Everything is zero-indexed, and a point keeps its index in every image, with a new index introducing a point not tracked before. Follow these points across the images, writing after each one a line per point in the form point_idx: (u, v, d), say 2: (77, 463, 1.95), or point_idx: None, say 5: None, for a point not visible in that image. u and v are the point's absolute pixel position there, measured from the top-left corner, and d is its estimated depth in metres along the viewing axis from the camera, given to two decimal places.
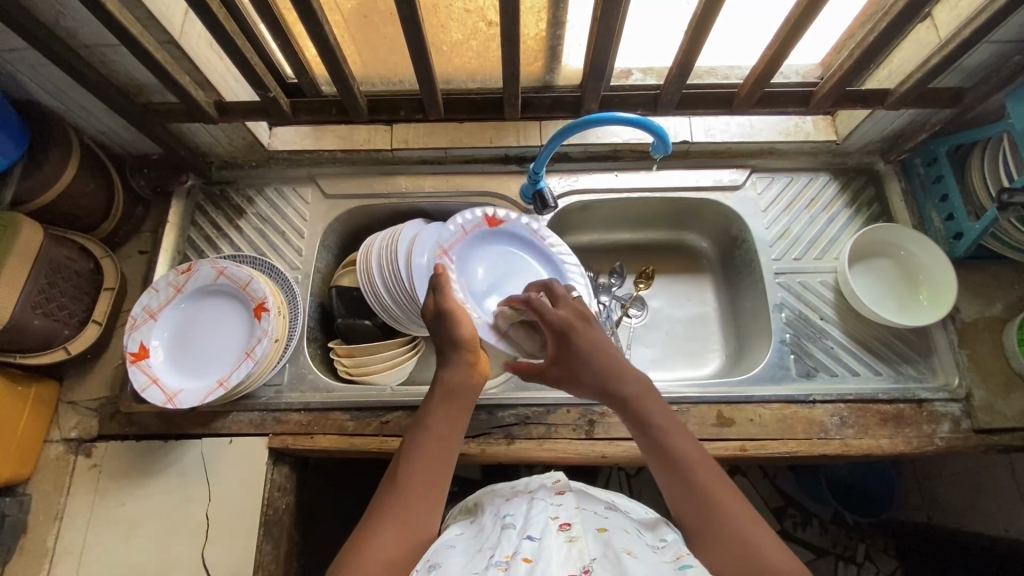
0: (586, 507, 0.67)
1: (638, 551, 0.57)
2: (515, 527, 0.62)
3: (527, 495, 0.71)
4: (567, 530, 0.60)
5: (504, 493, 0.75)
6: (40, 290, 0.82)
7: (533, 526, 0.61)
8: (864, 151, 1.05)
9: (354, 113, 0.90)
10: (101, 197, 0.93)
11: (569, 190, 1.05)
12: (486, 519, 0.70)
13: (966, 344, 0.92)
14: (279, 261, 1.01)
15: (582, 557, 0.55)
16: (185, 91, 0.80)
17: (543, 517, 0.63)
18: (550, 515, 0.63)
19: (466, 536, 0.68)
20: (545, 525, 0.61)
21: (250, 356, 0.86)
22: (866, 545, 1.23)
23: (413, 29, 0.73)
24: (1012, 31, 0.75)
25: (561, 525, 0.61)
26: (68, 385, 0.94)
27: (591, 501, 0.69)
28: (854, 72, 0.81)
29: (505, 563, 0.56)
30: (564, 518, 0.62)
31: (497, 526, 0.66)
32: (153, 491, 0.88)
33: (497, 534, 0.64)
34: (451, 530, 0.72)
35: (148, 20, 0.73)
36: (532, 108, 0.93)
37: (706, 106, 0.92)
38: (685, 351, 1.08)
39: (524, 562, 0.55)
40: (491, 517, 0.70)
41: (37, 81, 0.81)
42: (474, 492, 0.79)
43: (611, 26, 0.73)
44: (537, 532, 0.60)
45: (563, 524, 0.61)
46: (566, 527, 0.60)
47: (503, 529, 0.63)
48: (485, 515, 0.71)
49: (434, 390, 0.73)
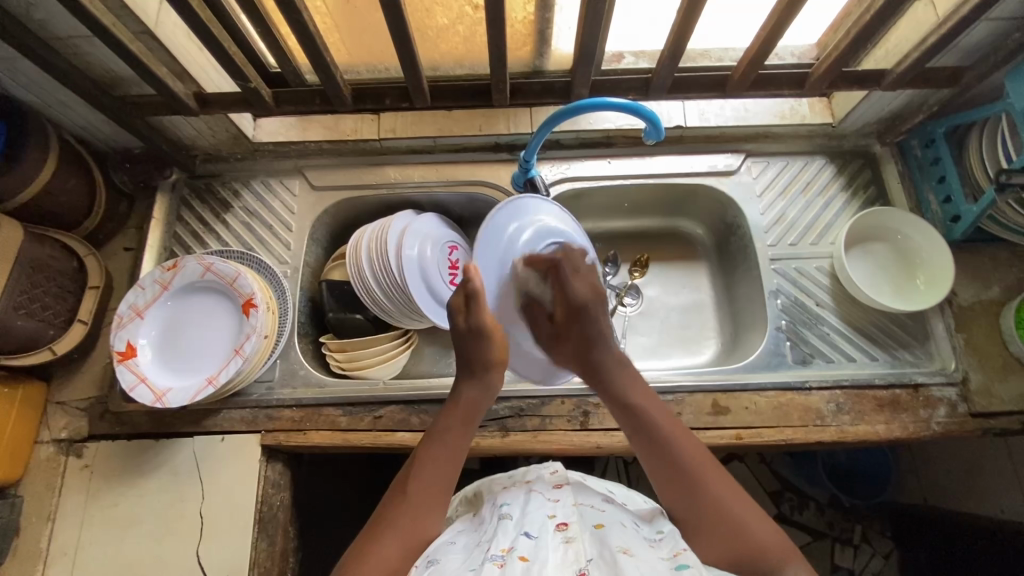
0: (584, 502, 0.68)
1: (635, 548, 0.57)
2: (512, 521, 0.61)
3: (524, 486, 0.70)
4: (564, 529, 0.59)
5: (503, 483, 0.74)
6: (22, 290, 0.80)
7: (530, 522, 0.60)
8: (860, 133, 1.03)
9: (338, 102, 0.87)
10: (83, 193, 0.91)
11: (561, 178, 1.03)
12: (485, 511, 0.69)
13: (963, 328, 0.91)
14: (267, 256, 1.00)
15: (579, 559, 0.55)
16: (162, 83, 0.77)
17: (540, 514, 0.62)
18: (548, 512, 0.62)
19: (465, 531, 0.67)
20: (542, 523, 0.60)
21: (239, 353, 0.85)
22: (862, 528, 1.24)
23: (396, 14, 0.70)
24: (1015, 7, 0.73)
25: (558, 524, 0.60)
26: (55, 385, 0.92)
27: (588, 495, 0.69)
28: (849, 53, 0.79)
29: (501, 559, 0.55)
30: (562, 516, 0.61)
31: (494, 517, 0.65)
32: (144, 490, 0.87)
33: (494, 526, 0.63)
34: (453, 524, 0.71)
35: (120, 9, 0.70)
36: (521, 95, 0.90)
37: (698, 90, 0.89)
38: (681, 339, 1.07)
39: (520, 561, 0.54)
40: (490, 508, 0.69)
41: (10, 75, 0.78)
42: (474, 482, 0.79)
43: (600, 8, 0.70)
44: (534, 530, 0.59)
45: (560, 523, 0.60)
46: (564, 526, 0.60)
47: (499, 521, 0.63)
48: (485, 507, 0.71)
49: (452, 403, 0.73)
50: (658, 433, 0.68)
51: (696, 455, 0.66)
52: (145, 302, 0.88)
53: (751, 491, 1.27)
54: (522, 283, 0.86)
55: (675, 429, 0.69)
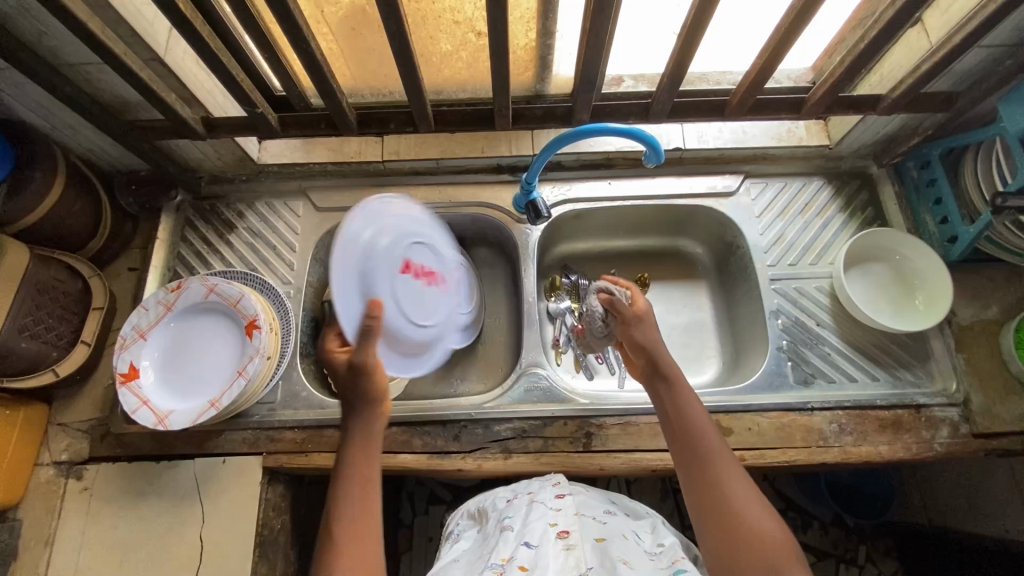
0: (585, 513, 0.72)
1: (633, 561, 0.62)
2: (513, 533, 0.67)
3: (528, 497, 0.75)
4: (565, 537, 0.64)
5: (507, 495, 0.79)
6: (27, 313, 0.81)
7: (531, 533, 0.65)
8: (857, 155, 1.05)
9: (344, 126, 0.89)
10: (89, 215, 0.92)
11: (562, 200, 1.04)
12: (491, 525, 0.74)
13: (963, 348, 0.92)
14: (270, 276, 1.00)
15: (579, 565, 0.60)
16: (170, 107, 0.78)
17: (542, 523, 0.67)
18: (550, 521, 0.68)
19: (473, 543, 0.74)
20: (543, 532, 0.65)
21: (242, 373, 0.84)
22: (867, 547, 1.24)
23: (402, 44, 0.71)
24: (1005, 35, 0.75)
25: (559, 533, 0.65)
26: (57, 407, 0.92)
27: (591, 506, 0.74)
28: (845, 78, 0.81)
29: (501, 567, 0.61)
30: (563, 525, 0.67)
31: (497, 530, 0.70)
32: (144, 514, 0.86)
33: (497, 538, 0.68)
34: (458, 539, 0.78)
35: (132, 37, 0.72)
36: (523, 119, 0.91)
37: (698, 114, 0.91)
38: (682, 358, 1.07)
39: (519, 570, 0.59)
40: (495, 520, 0.74)
41: (19, 100, 0.79)
42: (476, 497, 0.83)
43: (601, 37, 0.72)
44: (534, 539, 0.64)
45: (561, 531, 0.66)
46: (565, 534, 0.65)
47: (501, 533, 0.68)
48: (490, 519, 0.76)
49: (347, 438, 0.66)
50: (682, 417, 0.68)
51: (725, 460, 0.64)
52: (147, 323, 0.88)
53: None
54: (392, 289, 0.86)
55: (699, 412, 0.68)
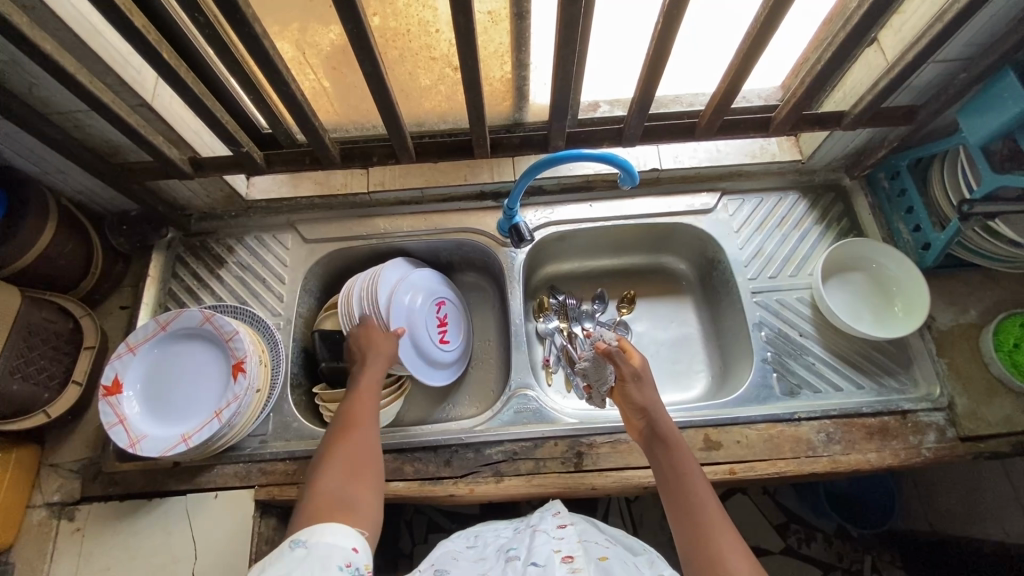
0: (587, 539, 0.75)
1: None
2: (520, 560, 0.69)
3: (530, 528, 0.77)
4: (570, 562, 0.67)
5: (508, 532, 0.81)
6: (19, 354, 0.82)
7: (538, 555, 0.68)
8: (829, 169, 1.08)
9: (328, 161, 0.91)
10: (80, 256, 0.94)
11: (545, 222, 1.07)
12: (493, 552, 0.76)
13: (944, 353, 0.93)
14: (260, 308, 1.02)
15: None
16: (158, 149, 0.81)
17: (547, 548, 0.70)
18: (554, 548, 0.70)
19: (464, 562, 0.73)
20: (549, 555, 0.68)
21: (219, 417, 0.84)
22: (872, 557, 1.22)
23: (379, 83, 0.74)
24: (957, 51, 0.78)
25: (564, 558, 0.68)
26: (49, 448, 0.93)
27: (592, 534, 0.77)
28: (807, 98, 0.84)
29: None
30: (567, 551, 0.69)
31: (503, 559, 0.73)
32: (136, 552, 0.86)
33: (503, 566, 0.71)
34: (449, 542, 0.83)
35: (119, 86, 0.75)
36: (501, 148, 0.94)
37: (670, 136, 0.94)
38: (671, 374, 1.08)
39: None
40: (497, 549, 0.76)
41: (11, 149, 0.82)
42: (473, 525, 0.86)
43: (569, 70, 0.75)
44: (541, 560, 0.67)
45: (566, 556, 0.68)
46: (569, 560, 0.67)
47: (508, 561, 0.70)
48: (489, 548, 0.78)
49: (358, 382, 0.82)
50: (679, 476, 0.69)
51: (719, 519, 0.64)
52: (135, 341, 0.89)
53: (756, 525, 1.26)
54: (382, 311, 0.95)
55: (693, 468, 0.70)
